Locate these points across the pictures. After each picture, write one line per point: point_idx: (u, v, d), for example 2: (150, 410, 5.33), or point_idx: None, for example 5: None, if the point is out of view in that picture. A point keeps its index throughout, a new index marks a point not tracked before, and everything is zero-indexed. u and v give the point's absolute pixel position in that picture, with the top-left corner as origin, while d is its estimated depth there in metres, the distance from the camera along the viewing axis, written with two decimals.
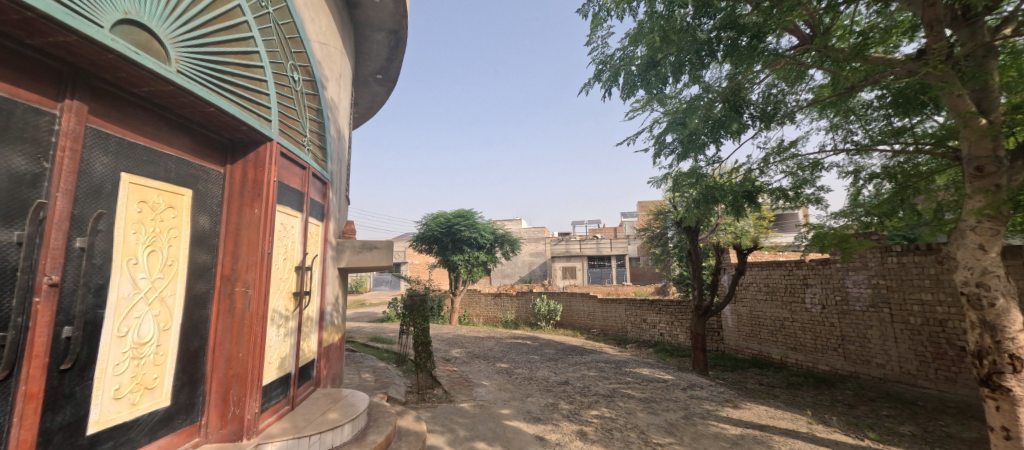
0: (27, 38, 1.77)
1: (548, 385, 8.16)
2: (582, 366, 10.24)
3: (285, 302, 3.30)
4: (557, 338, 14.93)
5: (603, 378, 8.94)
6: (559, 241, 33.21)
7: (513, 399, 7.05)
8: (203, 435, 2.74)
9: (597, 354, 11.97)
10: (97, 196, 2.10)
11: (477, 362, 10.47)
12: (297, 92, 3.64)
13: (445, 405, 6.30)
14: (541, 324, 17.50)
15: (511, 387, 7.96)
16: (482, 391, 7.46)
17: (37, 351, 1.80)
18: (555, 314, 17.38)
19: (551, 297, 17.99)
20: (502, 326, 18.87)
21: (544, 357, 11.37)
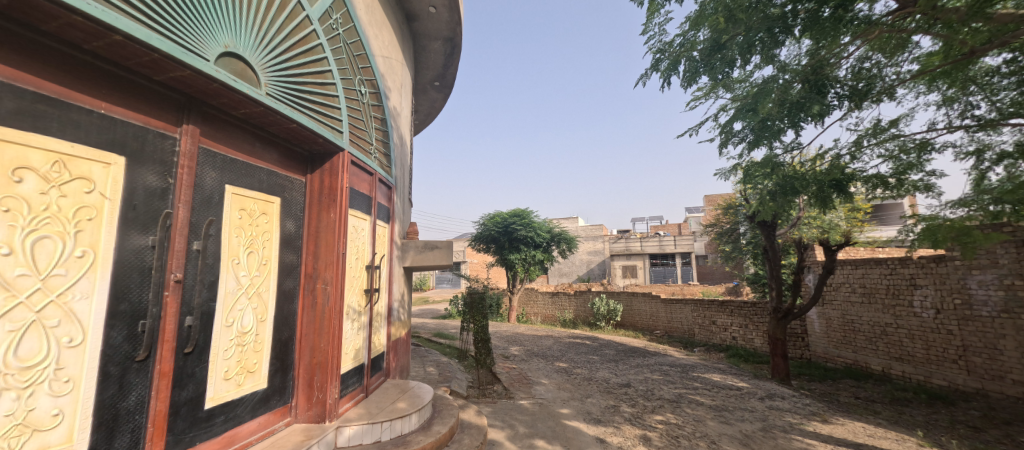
0: (154, 76, 2.13)
1: (609, 387, 7.99)
2: (645, 368, 9.88)
3: (357, 298, 3.60)
4: (618, 339, 14.53)
5: (668, 382, 8.56)
6: (618, 239, 32.25)
7: (573, 399, 7.01)
8: (293, 415, 3.07)
9: (661, 356, 11.46)
10: (207, 205, 2.45)
11: (536, 361, 10.54)
12: (364, 105, 3.95)
13: (505, 402, 6.43)
14: (601, 324, 17.10)
15: (570, 387, 7.91)
16: (542, 390, 7.50)
17: (167, 336, 2.16)
18: (616, 315, 16.91)
19: (611, 297, 17.55)
20: (560, 326, 18.75)
21: (604, 358, 11.13)
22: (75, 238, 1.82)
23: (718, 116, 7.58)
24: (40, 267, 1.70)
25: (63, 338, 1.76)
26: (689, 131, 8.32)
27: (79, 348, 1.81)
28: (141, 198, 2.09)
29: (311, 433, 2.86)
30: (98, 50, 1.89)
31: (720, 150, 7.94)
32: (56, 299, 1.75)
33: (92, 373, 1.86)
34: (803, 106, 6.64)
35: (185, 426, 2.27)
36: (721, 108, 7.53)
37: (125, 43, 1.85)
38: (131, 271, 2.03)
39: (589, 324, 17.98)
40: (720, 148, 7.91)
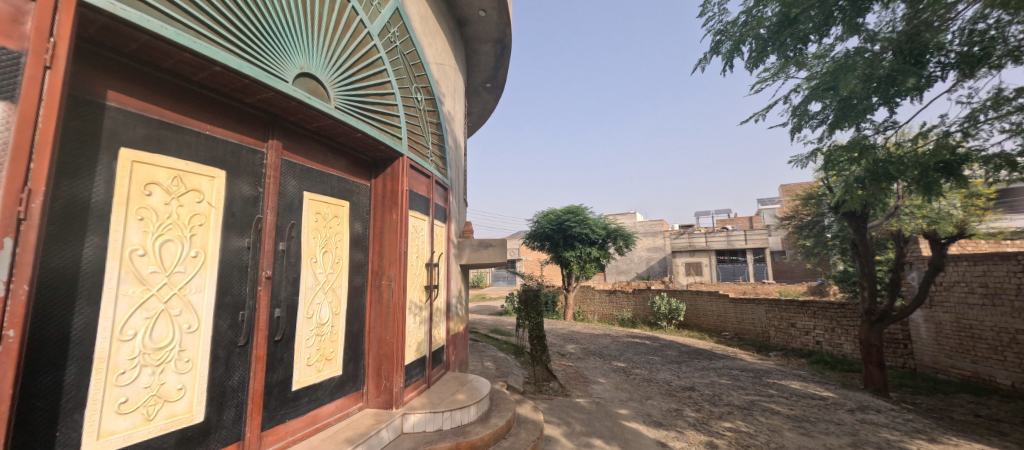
0: (245, 99, 2.46)
1: (672, 390, 7.68)
2: (710, 372, 9.34)
3: (418, 294, 3.82)
4: (682, 340, 13.86)
5: (738, 387, 8.02)
6: (680, 235, 30.67)
7: (632, 400, 6.85)
8: (365, 401, 3.34)
9: (730, 360, 10.76)
10: (289, 210, 2.76)
11: (593, 360, 10.40)
12: (421, 111, 4.17)
13: (562, 399, 6.44)
14: (662, 324, 16.41)
15: (629, 387, 7.73)
16: (599, 389, 7.40)
17: (261, 325, 2.48)
18: (678, 314, 16.14)
19: (673, 296, 16.80)
20: (619, 325, 18.29)
21: (666, 359, 10.69)
22: (190, 240, 2.15)
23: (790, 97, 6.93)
24: (166, 265, 2.05)
25: (184, 324, 2.11)
26: (755, 116, 7.57)
27: (195, 333, 2.15)
28: (237, 206, 2.41)
29: (381, 418, 3.11)
30: (203, 80, 2.23)
31: (794, 136, 7.26)
32: (179, 292, 2.09)
33: (206, 355, 2.20)
34: (895, 80, 5.86)
35: (277, 404, 2.58)
36: (793, 89, 6.86)
37: (222, 72, 2.17)
38: (233, 269, 2.36)
39: (649, 324, 17.34)
40: (794, 133, 7.23)
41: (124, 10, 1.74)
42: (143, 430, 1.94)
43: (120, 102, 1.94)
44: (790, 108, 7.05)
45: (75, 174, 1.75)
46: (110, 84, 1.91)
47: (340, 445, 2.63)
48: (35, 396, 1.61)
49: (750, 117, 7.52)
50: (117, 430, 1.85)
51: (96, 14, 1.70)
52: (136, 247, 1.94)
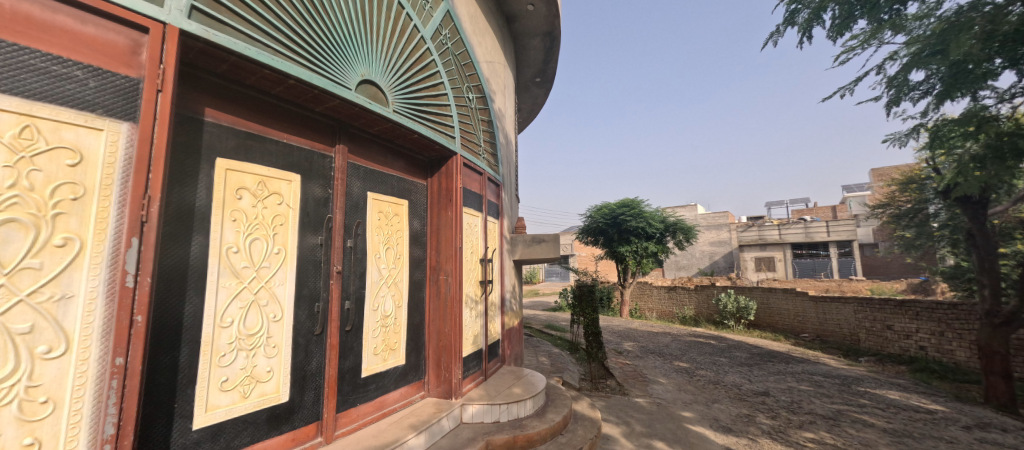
0: (315, 108, 2.67)
1: (742, 394, 7.18)
2: (787, 376, 8.59)
3: (474, 288, 3.92)
4: (752, 341, 12.90)
5: (822, 395, 7.28)
6: (748, 227, 28.41)
7: (697, 402, 6.51)
8: (426, 390, 3.51)
9: (810, 364, 9.83)
10: (355, 209, 2.96)
11: (653, 359, 10.02)
12: (473, 110, 4.25)
13: (620, 398, 6.28)
14: (730, 323, 15.34)
15: (693, 389, 7.35)
16: (660, 389, 7.12)
17: (333, 316, 2.70)
18: (748, 313, 15.03)
19: (741, 293, 15.68)
20: (680, 323, 17.46)
21: (735, 361, 10.00)
22: (273, 239, 2.40)
23: (884, 66, 6.11)
24: (254, 260, 2.30)
25: (271, 314, 2.36)
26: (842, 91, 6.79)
27: (280, 322, 2.40)
28: (311, 207, 2.64)
29: (441, 407, 3.25)
30: (279, 93, 2.46)
31: (890, 110, 6.46)
32: (265, 284, 2.34)
33: (289, 342, 2.44)
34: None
35: (349, 389, 2.80)
36: (888, 57, 6.05)
37: (296, 85, 2.39)
38: (309, 264, 2.59)
39: (714, 322, 16.29)
40: (891, 107, 6.42)
41: (216, 35, 1.99)
42: (240, 406, 2.20)
43: (214, 117, 2.20)
44: (885, 79, 6.25)
45: (182, 182, 2.02)
46: (206, 102, 2.18)
47: (405, 430, 2.79)
48: (158, 372, 1.89)
49: (836, 93, 6.79)
50: (220, 404, 2.11)
51: (195, 41, 1.96)
52: (231, 245, 2.20)
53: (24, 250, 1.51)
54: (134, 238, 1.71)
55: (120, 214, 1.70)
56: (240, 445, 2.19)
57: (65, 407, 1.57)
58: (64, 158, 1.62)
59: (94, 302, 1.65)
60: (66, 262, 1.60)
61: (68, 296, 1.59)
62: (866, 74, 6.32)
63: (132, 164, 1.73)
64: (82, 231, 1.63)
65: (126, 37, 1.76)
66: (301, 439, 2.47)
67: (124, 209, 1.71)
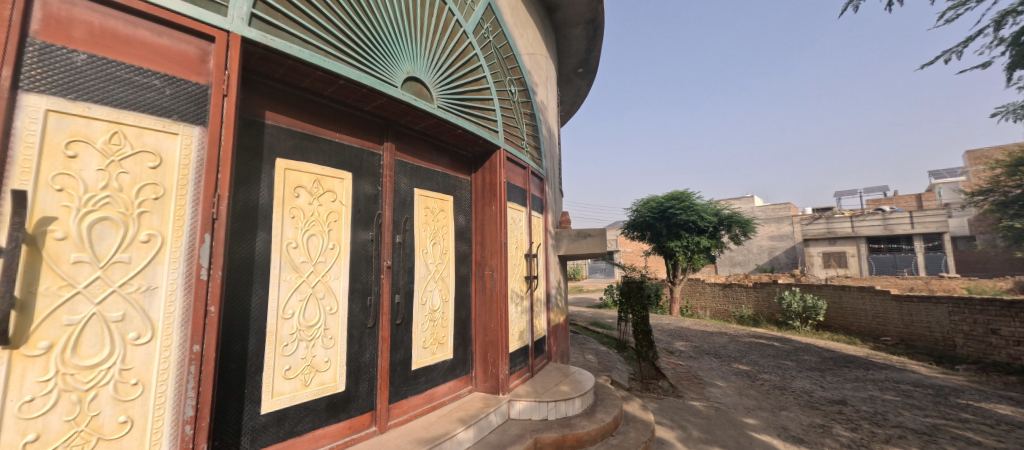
0: (364, 106, 2.75)
1: (814, 402, 6.60)
2: (868, 384, 7.80)
3: (519, 284, 3.88)
4: (821, 344, 11.88)
5: (912, 406, 6.51)
6: (814, 219, 26.09)
7: (761, 409, 6.08)
8: (474, 384, 3.53)
9: (895, 372, 8.86)
10: (402, 206, 3.02)
11: (708, 360, 9.53)
12: (515, 103, 4.20)
13: (674, 400, 6.01)
14: (795, 323, 14.33)
15: (756, 394, 6.88)
16: (718, 393, 6.74)
17: (384, 310, 2.77)
18: (816, 313, 13.86)
19: (808, 292, 14.50)
20: (737, 323, 16.47)
21: (803, 365, 9.25)
22: (328, 234, 2.50)
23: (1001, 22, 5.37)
24: (312, 255, 2.40)
25: (327, 306, 2.46)
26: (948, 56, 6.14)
27: (336, 315, 2.49)
28: (362, 203, 2.72)
29: (489, 402, 3.25)
30: (331, 94, 2.55)
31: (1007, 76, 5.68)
32: (322, 278, 2.44)
33: (344, 333, 2.53)
34: None
35: (399, 381, 2.87)
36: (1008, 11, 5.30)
37: (346, 85, 2.46)
38: (361, 259, 2.67)
39: (777, 323, 15.28)
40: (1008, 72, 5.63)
41: (273, 41, 2.09)
42: (302, 394, 2.32)
43: (273, 119, 2.32)
44: (1004, 37, 5.49)
45: (247, 182, 2.15)
46: (265, 105, 2.29)
47: (454, 424, 2.82)
48: (230, 360, 2.03)
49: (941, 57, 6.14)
50: (284, 391, 2.23)
51: (254, 47, 2.07)
52: (291, 241, 2.31)
53: (116, 245, 1.67)
54: (207, 233, 1.85)
55: (195, 211, 1.84)
56: (302, 431, 2.30)
57: (152, 388, 1.72)
58: (147, 161, 1.75)
59: (174, 293, 1.79)
60: (151, 256, 1.74)
61: (152, 288, 1.73)
62: (980, 32, 5.73)
63: (204, 165, 1.87)
64: (164, 228, 1.77)
65: (196, 46, 1.90)
66: (356, 427, 2.57)
67: (198, 207, 1.84)
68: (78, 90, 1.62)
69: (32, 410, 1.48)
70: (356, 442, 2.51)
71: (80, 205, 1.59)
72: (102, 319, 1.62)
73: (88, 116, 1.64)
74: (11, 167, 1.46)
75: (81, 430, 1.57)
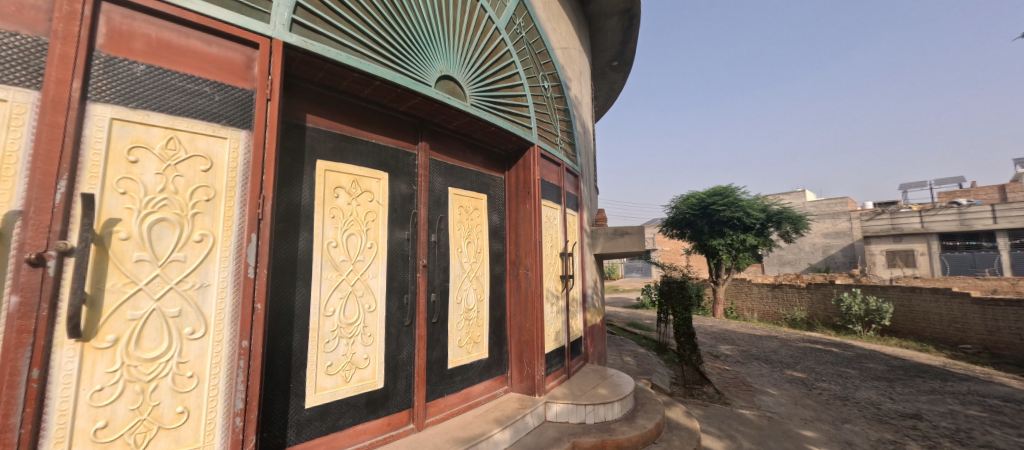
0: (399, 107, 2.78)
1: (881, 415, 6.05)
2: (946, 397, 7.06)
3: (554, 283, 3.81)
4: (887, 351, 10.93)
5: (1002, 424, 5.81)
6: (876, 215, 23.89)
7: (819, 421, 5.64)
8: (509, 384, 3.50)
9: (977, 384, 7.97)
10: (437, 205, 3.03)
11: (757, 365, 9.00)
12: (549, 99, 4.13)
13: (721, 407, 5.71)
14: (856, 328, 13.25)
15: (813, 404, 6.40)
16: (770, 401, 6.33)
17: (420, 308, 2.78)
18: (881, 317, 12.76)
19: (870, 293, 13.39)
20: (788, 326, 15.50)
21: (866, 374, 8.54)
22: (366, 234, 2.54)
23: None
24: (351, 254, 2.46)
25: (366, 304, 2.51)
26: None
27: (374, 313, 2.54)
28: (398, 203, 2.75)
29: (525, 403, 3.21)
30: (367, 95, 2.59)
31: None
32: (361, 277, 2.49)
33: (382, 331, 2.57)
34: None
35: (436, 380, 2.88)
36: None
37: (381, 85, 2.49)
38: (398, 258, 2.70)
39: (835, 327, 14.22)
40: None
41: (312, 45, 2.14)
42: (343, 390, 2.37)
43: (314, 122, 2.39)
44: None
45: (290, 183, 2.22)
46: (306, 108, 2.36)
47: (490, 424, 2.79)
48: (276, 355, 2.10)
49: None
50: (327, 387, 2.29)
51: (295, 51, 2.13)
52: (331, 240, 2.36)
53: (172, 245, 1.76)
54: (253, 233, 1.92)
55: (243, 212, 1.92)
56: (344, 426, 2.36)
57: (206, 381, 1.81)
58: (199, 164, 1.84)
59: (224, 290, 1.87)
60: (203, 255, 1.82)
61: (205, 285, 1.82)
62: None
63: (250, 168, 1.94)
64: (215, 228, 1.86)
65: (242, 54, 1.98)
66: (395, 424, 2.60)
67: (245, 208, 1.92)
68: (138, 99, 1.73)
69: (102, 398, 1.59)
70: (394, 439, 2.54)
71: (141, 207, 1.69)
72: (161, 315, 1.72)
73: (147, 123, 1.74)
74: (82, 173, 1.58)
75: (144, 418, 1.67)
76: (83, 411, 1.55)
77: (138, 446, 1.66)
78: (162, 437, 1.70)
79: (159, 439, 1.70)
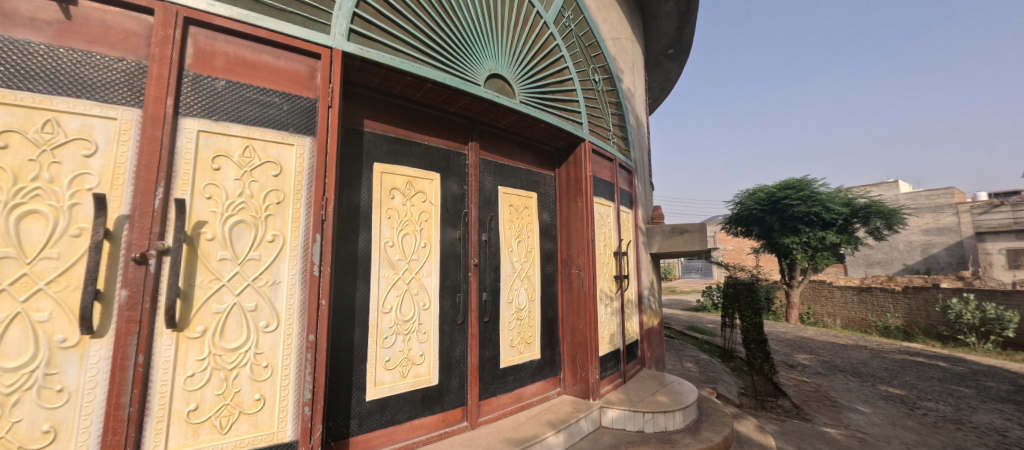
0: (450, 108, 2.82)
1: (1008, 444, 5.14)
2: None
3: (608, 283, 3.67)
4: (1011, 368, 9.33)
5: None
6: (993, 207, 20.14)
7: (924, 446, 4.92)
8: (562, 386, 3.42)
9: None
10: (488, 204, 3.04)
11: (842, 378, 8.08)
12: (600, 93, 3.99)
13: (801, 424, 5.19)
14: (969, 339, 11.43)
15: (915, 426, 5.61)
16: (860, 420, 5.64)
17: (472, 307, 2.81)
18: (1005, 329, 10.91)
19: (989, 300, 11.49)
20: (879, 335, 13.78)
21: (985, 395, 7.32)
22: (420, 233, 2.61)
23: None
24: (407, 253, 2.53)
25: (421, 302, 2.57)
26: None
27: (428, 310, 2.60)
28: (449, 203, 2.79)
29: (579, 407, 3.12)
30: (420, 98, 2.66)
31: None
32: (416, 276, 2.56)
33: (436, 329, 2.63)
34: None
35: (489, 379, 2.89)
36: None
37: (433, 88, 2.55)
38: (450, 257, 2.75)
39: (941, 338, 12.40)
40: None
41: (368, 52, 2.24)
42: (400, 384, 2.45)
43: (371, 126, 2.49)
44: None
45: (350, 185, 2.33)
46: (363, 113, 2.47)
47: (543, 427, 2.75)
48: (340, 349, 2.22)
49: None
50: (385, 381, 2.38)
51: (353, 59, 2.24)
52: (388, 240, 2.45)
53: (249, 244, 1.91)
54: (318, 233, 2.04)
55: (309, 214, 2.04)
56: (401, 420, 2.43)
57: (279, 371, 1.94)
58: (270, 170, 1.98)
59: (294, 287, 2.00)
60: (275, 254, 1.96)
61: (277, 282, 1.96)
62: None
63: (314, 172, 2.06)
64: (285, 229, 2.00)
65: (306, 65, 2.11)
66: (450, 420, 2.64)
67: (311, 209, 2.05)
68: (220, 112, 1.90)
69: (193, 383, 1.76)
70: (449, 435, 2.59)
71: (223, 210, 1.86)
72: (241, 309, 1.87)
73: (227, 134, 1.91)
74: (176, 180, 1.77)
75: (227, 403, 1.83)
76: (178, 394, 1.73)
77: (223, 428, 1.82)
78: (242, 421, 1.85)
79: (240, 423, 1.85)
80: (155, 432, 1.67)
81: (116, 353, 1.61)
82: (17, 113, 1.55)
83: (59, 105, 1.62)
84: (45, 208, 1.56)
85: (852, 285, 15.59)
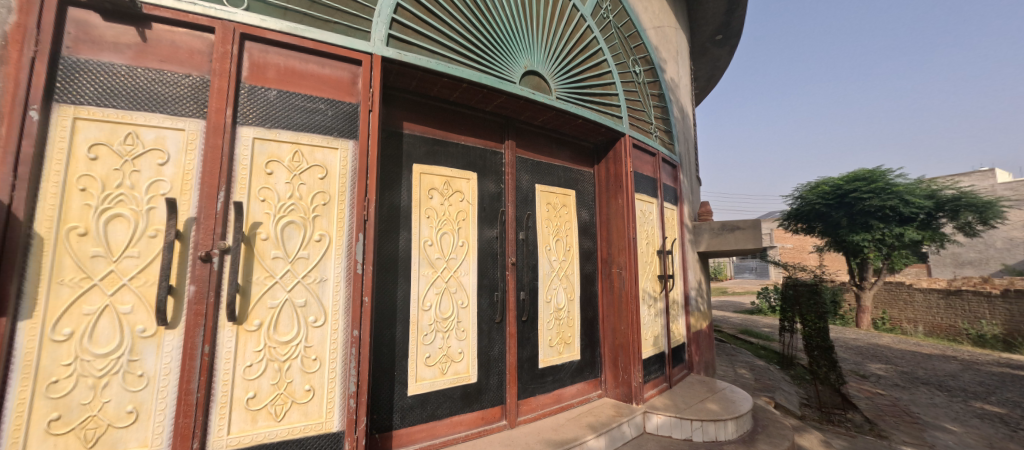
0: (486, 107, 2.84)
1: None
2: None
3: (651, 283, 3.52)
4: None
5: None
6: None
7: None
8: (604, 389, 3.33)
9: None
10: (525, 202, 3.02)
11: (925, 392, 7.22)
12: (641, 85, 3.83)
13: (874, 441, 4.66)
14: None
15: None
16: (949, 440, 5.01)
17: (510, 306, 2.80)
18: None
19: None
20: (972, 345, 12.19)
21: None
22: (458, 233, 2.64)
23: None
24: (445, 252, 2.58)
25: (459, 300, 2.61)
26: None
27: (467, 309, 2.63)
28: (486, 202, 2.81)
29: (621, 411, 3.03)
30: (456, 98, 2.70)
31: None
32: (454, 274, 2.60)
33: (475, 327, 2.65)
34: None
35: (527, 378, 2.87)
36: None
37: (468, 88, 2.57)
38: (488, 256, 2.76)
39: None
40: None
41: (406, 56, 2.30)
42: (440, 381, 2.49)
43: (410, 128, 2.56)
44: None
45: (391, 186, 2.41)
46: (402, 116, 2.54)
47: (583, 429, 2.69)
48: (382, 345, 2.30)
49: None
50: (426, 377, 2.43)
51: (392, 64, 2.31)
52: (427, 239, 2.51)
53: (299, 244, 2.02)
54: (360, 233, 2.12)
55: (352, 214, 2.13)
56: (442, 416, 2.48)
57: (326, 364, 2.04)
58: (317, 173, 2.09)
59: (339, 284, 2.10)
60: (322, 252, 2.07)
61: (324, 279, 2.06)
62: None
63: (357, 174, 2.15)
64: (330, 228, 2.10)
65: (348, 71, 2.21)
66: (489, 418, 2.66)
67: (354, 210, 2.13)
68: (273, 119, 2.03)
69: (251, 373, 1.90)
70: (488, 433, 2.60)
71: (276, 211, 1.99)
72: (292, 305, 1.99)
73: (279, 140, 2.04)
74: (234, 185, 1.91)
75: (281, 393, 1.95)
76: (238, 383, 1.87)
77: (278, 416, 1.94)
78: (294, 410, 1.97)
79: (293, 411, 1.96)
80: (219, 416, 1.82)
81: (186, 343, 1.77)
82: (105, 128, 1.75)
83: (138, 119, 1.81)
84: (127, 212, 1.75)
85: (938, 288, 13.86)
